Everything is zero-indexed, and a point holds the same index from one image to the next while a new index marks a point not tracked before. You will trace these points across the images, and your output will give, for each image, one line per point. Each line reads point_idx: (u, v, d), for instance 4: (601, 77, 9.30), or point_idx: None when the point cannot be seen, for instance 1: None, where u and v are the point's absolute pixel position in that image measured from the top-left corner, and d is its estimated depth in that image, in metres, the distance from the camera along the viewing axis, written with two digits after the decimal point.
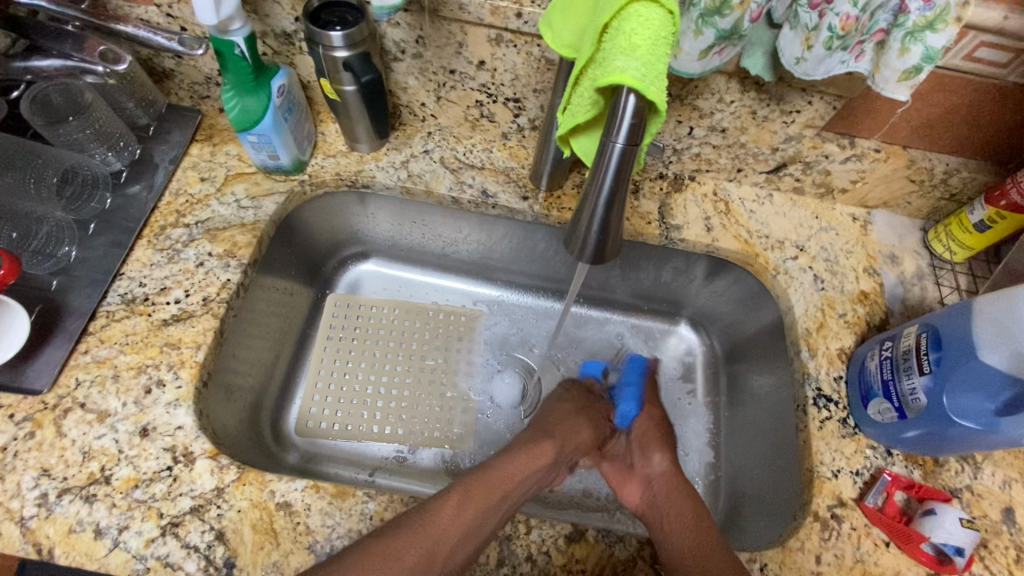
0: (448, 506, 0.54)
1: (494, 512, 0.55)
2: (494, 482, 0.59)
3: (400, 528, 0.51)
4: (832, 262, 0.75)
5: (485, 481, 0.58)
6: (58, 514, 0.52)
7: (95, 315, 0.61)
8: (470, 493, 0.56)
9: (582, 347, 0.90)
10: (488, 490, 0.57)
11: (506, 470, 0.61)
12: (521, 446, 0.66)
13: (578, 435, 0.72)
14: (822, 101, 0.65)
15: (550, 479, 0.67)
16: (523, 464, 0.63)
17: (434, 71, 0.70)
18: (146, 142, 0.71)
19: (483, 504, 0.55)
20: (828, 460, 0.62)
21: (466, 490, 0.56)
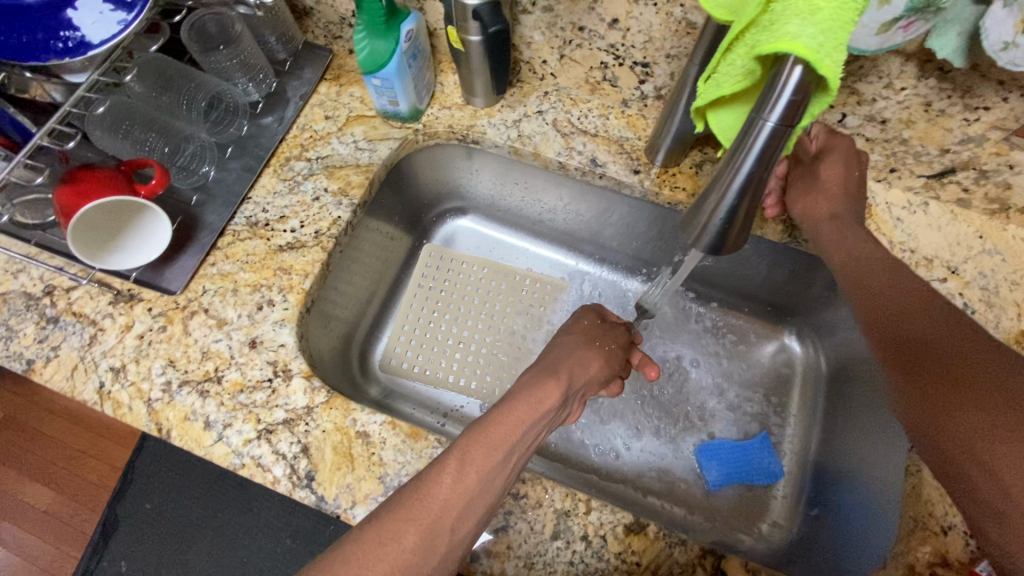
0: (446, 475, 0.47)
1: (502, 464, 0.50)
2: (496, 437, 0.51)
3: (396, 505, 0.46)
4: (990, 292, 0.64)
5: (486, 438, 0.51)
6: (177, 401, 0.59)
7: (224, 232, 0.67)
8: (474, 453, 0.49)
9: (669, 337, 0.85)
10: (490, 447, 0.50)
11: (506, 420, 0.53)
12: (524, 392, 0.58)
13: (587, 369, 0.65)
14: (1021, 99, 0.54)
15: (566, 410, 0.62)
16: (535, 408, 0.56)
17: (562, 27, 0.66)
18: (282, 76, 0.76)
19: (485, 466, 0.49)
20: (939, 512, 0.54)
21: (468, 451, 0.49)
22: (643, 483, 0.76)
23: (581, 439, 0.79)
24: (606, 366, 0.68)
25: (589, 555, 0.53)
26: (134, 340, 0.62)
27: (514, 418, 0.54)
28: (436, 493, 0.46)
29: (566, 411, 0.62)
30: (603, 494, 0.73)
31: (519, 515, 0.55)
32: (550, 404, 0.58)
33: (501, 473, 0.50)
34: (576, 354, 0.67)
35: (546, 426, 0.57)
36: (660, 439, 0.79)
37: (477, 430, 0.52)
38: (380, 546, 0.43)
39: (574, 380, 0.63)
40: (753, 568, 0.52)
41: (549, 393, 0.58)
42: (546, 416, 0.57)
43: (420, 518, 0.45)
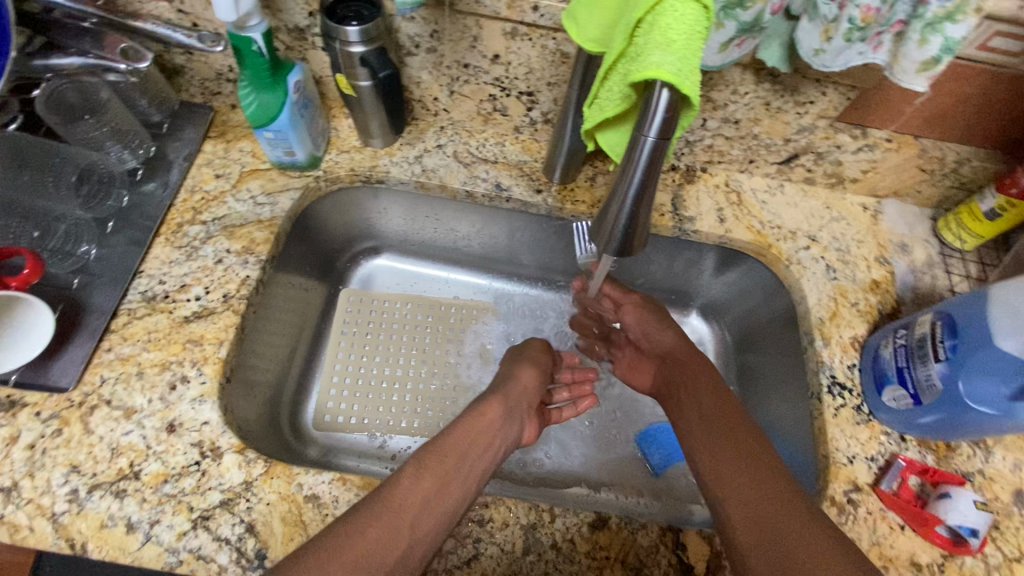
0: (406, 478, 0.53)
1: (464, 473, 0.56)
2: (451, 447, 0.57)
3: (360, 508, 0.49)
4: (844, 252, 0.75)
5: (438, 450, 0.57)
6: (89, 509, 0.52)
7: (117, 313, 0.62)
8: (431, 466, 0.55)
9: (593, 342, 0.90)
10: (443, 456, 0.56)
11: (456, 433, 0.60)
12: (477, 414, 0.64)
13: (526, 389, 0.71)
14: (835, 92, 0.66)
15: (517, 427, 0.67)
16: (496, 423, 0.63)
17: (448, 65, 0.70)
18: (160, 139, 0.72)
19: (441, 473, 0.54)
20: (844, 446, 0.63)
21: (427, 466, 0.55)
22: (595, 480, 0.79)
23: (531, 454, 0.81)
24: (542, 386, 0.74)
25: (562, 561, 0.55)
26: (23, 452, 0.54)
27: (462, 430, 0.61)
28: (401, 492, 0.51)
29: (520, 428, 0.67)
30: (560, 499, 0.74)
31: (489, 540, 0.55)
32: (504, 421, 0.64)
33: (465, 473, 0.56)
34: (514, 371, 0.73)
35: (506, 442, 0.63)
36: (603, 437, 0.83)
37: (435, 443, 0.58)
38: (340, 549, 0.45)
39: (517, 405, 0.68)
40: (708, 533, 0.57)
41: (494, 407, 0.65)
42: (500, 436, 0.63)
43: (385, 513, 0.49)
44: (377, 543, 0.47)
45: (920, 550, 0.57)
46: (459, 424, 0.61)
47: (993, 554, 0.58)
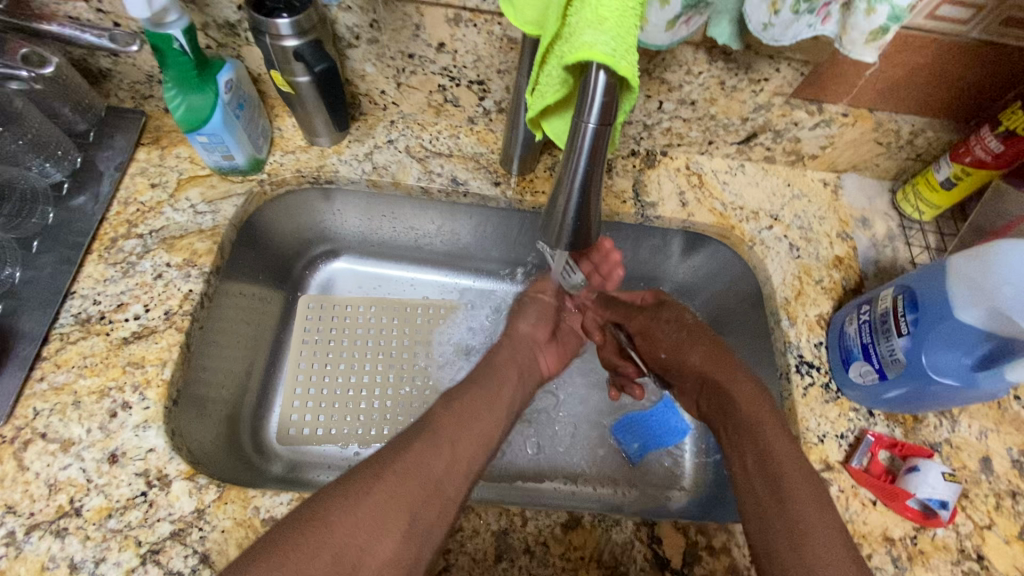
0: (432, 433, 0.54)
1: (479, 419, 0.57)
2: (476, 407, 0.59)
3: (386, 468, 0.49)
4: (807, 230, 0.75)
5: (464, 405, 0.58)
6: (27, 552, 0.49)
7: (48, 338, 0.58)
8: (442, 416, 0.56)
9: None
10: (467, 412, 0.57)
11: (473, 388, 0.61)
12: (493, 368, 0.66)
13: (520, 334, 0.73)
14: (789, 68, 0.65)
15: (531, 360, 0.71)
16: (499, 376, 0.65)
17: (392, 56, 0.67)
18: (87, 149, 0.67)
19: (466, 435, 0.55)
20: (814, 425, 0.63)
21: (440, 416, 0.56)
22: (571, 475, 0.78)
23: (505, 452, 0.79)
24: (543, 324, 0.75)
25: (536, 566, 0.53)
26: None
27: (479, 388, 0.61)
28: (417, 440, 0.53)
29: (530, 376, 0.70)
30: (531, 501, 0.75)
31: (459, 550, 0.53)
32: (513, 374, 0.66)
33: (479, 419, 0.57)
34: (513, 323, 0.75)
35: (516, 389, 0.65)
36: (578, 430, 0.82)
37: (447, 397, 0.59)
38: (365, 492, 0.47)
39: (520, 350, 0.71)
40: (683, 524, 0.56)
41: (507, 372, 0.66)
42: (510, 379, 0.65)
43: (405, 457, 0.50)
44: (401, 485, 0.48)
45: (892, 524, 0.58)
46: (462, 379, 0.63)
47: (963, 522, 0.58)
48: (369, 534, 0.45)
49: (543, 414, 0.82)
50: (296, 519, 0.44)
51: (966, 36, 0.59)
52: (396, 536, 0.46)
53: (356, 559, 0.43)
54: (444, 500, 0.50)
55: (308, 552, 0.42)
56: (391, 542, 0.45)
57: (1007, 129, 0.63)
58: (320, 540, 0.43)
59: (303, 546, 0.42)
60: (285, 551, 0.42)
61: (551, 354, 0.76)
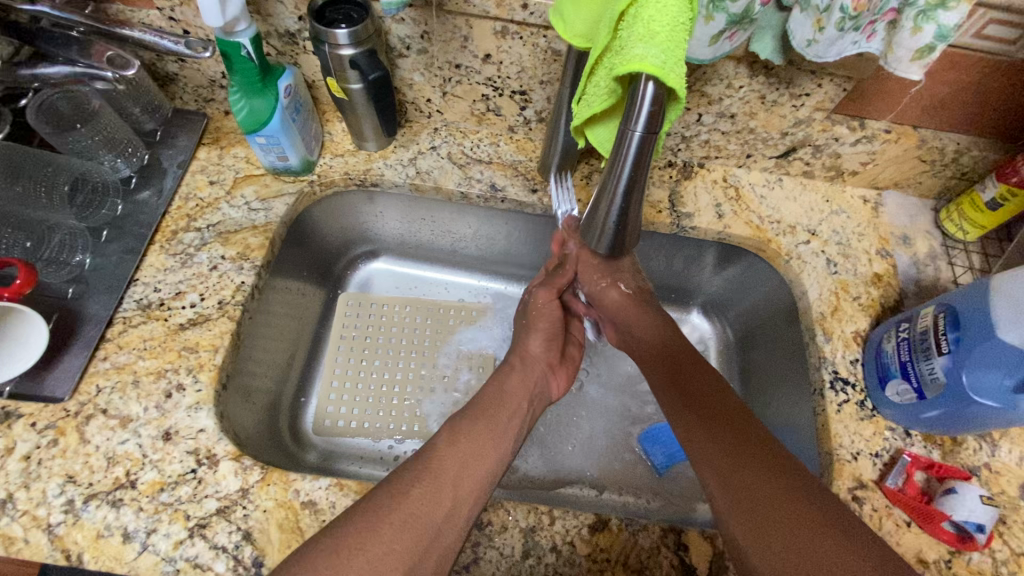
0: (438, 463, 0.52)
1: (478, 461, 0.55)
2: (481, 437, 0.57)
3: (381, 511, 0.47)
4: (845, 246, 0.75)
5: (468, 435, 0.56)
6: (85, 520, 0.52)
7: (112, 321, 0.62)
8: (445, 460, 0.53)
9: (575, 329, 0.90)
10: (472, 444, 0.56)
11: (479, 420, 0.59)
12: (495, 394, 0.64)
13: (532, 356, 0.71)
14: (831, 84, 0.65)
15: (540, 391, 0.69)
16: (503, 410, 0.62)
17: (439, 66, 0.70)
18: (153, 147, 0.72)
19: (468, 468, 0.53)
20: (847, 442, 0.62)
21: (442, 461, 0.53)
22: (597, 481, 0.79)
23: (533, 455, 0.80)
24: (553, 344, 0.73)
25: (562, 565, 0.54)
26: (20, 463, 0.54)
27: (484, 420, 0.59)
28: (412, 481, 0.50)
29: (540, 403, 0.68)
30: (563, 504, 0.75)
31: (487, 544, 0.54)
32: (522, 404, 0.64)
33: (479, 462, 0.55)
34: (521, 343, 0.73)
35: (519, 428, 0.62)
36: (605, 436, 0.82)
37: (450, 435, 0.56)
38: (358, 550, 0.44)
39: (531, 373, 0.69)
40: (710, 534, 0.56)
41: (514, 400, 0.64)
42: (514, 414, 0.62)
43: (403, 506, 0.47)
44: (396, 539, 0.45)
45: (927, 546, 0.56)
46: (466, 412, 0.60)
47: (1002, 549, 0.57)
48: None
49: (570, 419, 0.83)
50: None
51: (1016, 55, 0.59)
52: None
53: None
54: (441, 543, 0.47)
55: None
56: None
57: None
58: None
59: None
60: None
61: (561, 375, 0.73)
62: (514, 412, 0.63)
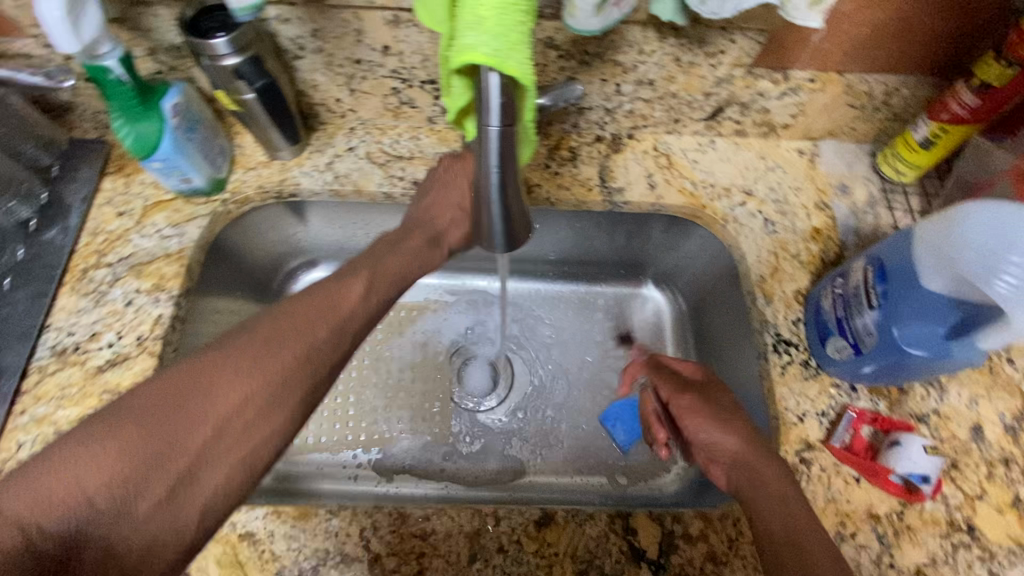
0: (352, 292, 0.56)
1: (380, 309, 0.58)
2: (393, 268, 0.60)
3: (274, 315, 0.52)
4: (782, 203, 0.73)
5: (384, 266, 0.60)
6: None
7: (27, 372, 0.59)
8: (348, 292, 0.55)
9: (523, 313, 0.89)
10: (389, 276, 0.59)
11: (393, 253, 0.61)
12: (407, 227, 0.63)
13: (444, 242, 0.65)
14: (742, 37, 0.63)
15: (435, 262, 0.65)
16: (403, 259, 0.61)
17: (340, 63, 0.66)
18: (53, 183, 0.69)
19: (383, 297, 0.59)
20: (793, 405, 0.61)
21: (343, 296, 0.55)
22: (561, 463, 0.79)
23: (494, 449, 0.80)
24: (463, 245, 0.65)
25: (509, 564, 0.53)
26: None
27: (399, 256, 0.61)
28: (300, 316, 0.52)
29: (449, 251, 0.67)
30: (547, 498, 0.76)
31: (432, 553, 0.53)
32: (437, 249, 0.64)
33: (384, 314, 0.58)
34: (424, 214, 0.65)
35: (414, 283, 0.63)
36: (567, 419, 0.81)
37: (365, 280, 0.57)
38: (248, 365, 0.48)
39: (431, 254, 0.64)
40: (658, 513, 0.56)
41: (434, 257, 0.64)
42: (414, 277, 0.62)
43: (296, 344, 0.50)
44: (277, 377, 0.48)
45: (876, 501, 0.56)
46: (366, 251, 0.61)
47: (952, 494, 0.57)
48: (248, 414, 0.47)
49: (528, 406, 0.82)
50: (147, 401, 0.44)
51: None
52: (273, 430, 0.48)
53: (244, 471, 0.46)
54: (322, 383, 0.52)
55: (184, 427, 0.44)
56: (280, 416, 0.48)
57: (984, 82, 0.61)
58: (196, 415, 0.45)
59: (140, 448, 0.42)
60: (153, 408, 0.44)
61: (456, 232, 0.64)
62: (412, 263, 0.62)
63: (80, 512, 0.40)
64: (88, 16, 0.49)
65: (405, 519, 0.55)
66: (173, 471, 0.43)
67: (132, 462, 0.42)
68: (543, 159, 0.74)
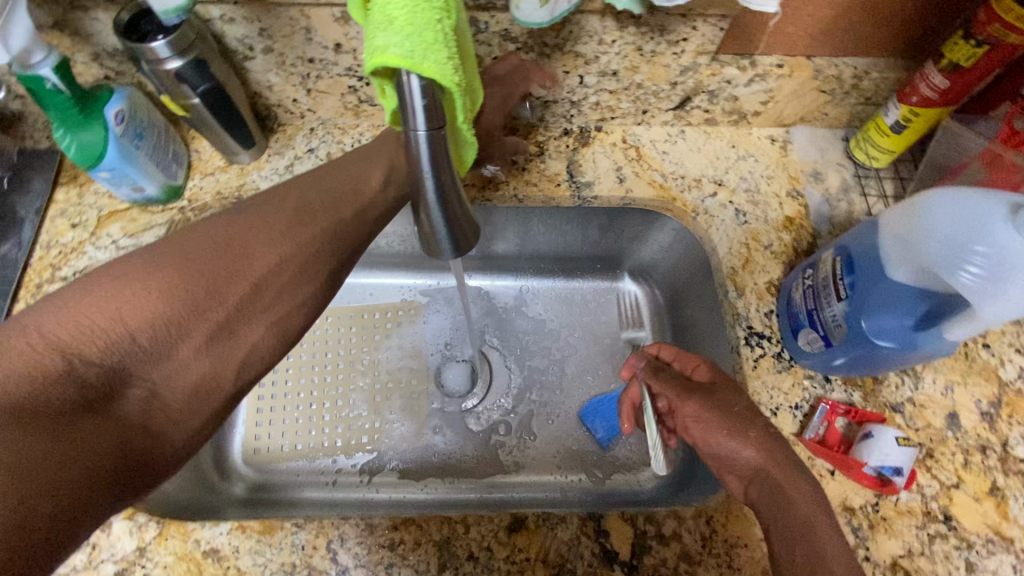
0: (373, 175, 0.56)
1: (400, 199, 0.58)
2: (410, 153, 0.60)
3: (294, 193, 0.52)
4: (754, 192, 0.71)
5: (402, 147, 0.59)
6: None
7: None
8: (366, 175, 0.55)
9: (500, 311, 0.87)
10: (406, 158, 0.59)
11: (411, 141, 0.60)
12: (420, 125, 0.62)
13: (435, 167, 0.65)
14: (706, 25, 0.60)
15: None
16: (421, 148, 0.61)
17: (292, 63, 0.64)
18: (4, 197, 0.67)
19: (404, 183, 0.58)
20: (766, 399, 0.60)
21: (362, 176, 0.55)
22: (543, 460, 0.78)
23: (474, 448, 0.79)
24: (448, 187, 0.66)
25: (480, 572, 0.52)
26: None
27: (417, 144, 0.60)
28: (327, 192, 0.53)
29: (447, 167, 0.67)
30: (531, 498, 0.75)
31: (401, 563, 0.52)
32: None
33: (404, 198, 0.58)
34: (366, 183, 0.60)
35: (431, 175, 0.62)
36: (546, 417, 0.80)
37: (384, 167, 0.56)
38: (271, 236, 0.49)
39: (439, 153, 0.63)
40: (630, 514, 0.55)
41: None
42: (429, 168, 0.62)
43: (315, 220, 0.51)
44: (301, 252, 0.50)
45: (851, 494, 0.56)
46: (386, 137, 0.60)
47: (928, 484, 0.56)
48: (274, 283, 0.49)
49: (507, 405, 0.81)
50: (171, 245, 0.46)
51: None
52: (303, 297, 0.50)
53: (275, 331, 0.50)
54: (342, 264, 0.53)
55: (207, 277, 0.46)
56: (306, 287, 0.50)
57: (952, 62, 0.59)
58: (220, 275, 0.46)
59: (183, 293, 0.44)
60: (179, 257, 0.45)
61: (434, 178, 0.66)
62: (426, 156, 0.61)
63: (125, 337, 0.41)
64: (19, 26, 0.47)
65: (373, 529, 0.54)
66: (210, 324, 0.45)
67: (173, 307, 0.43)
68: (509, 155, 0.72)
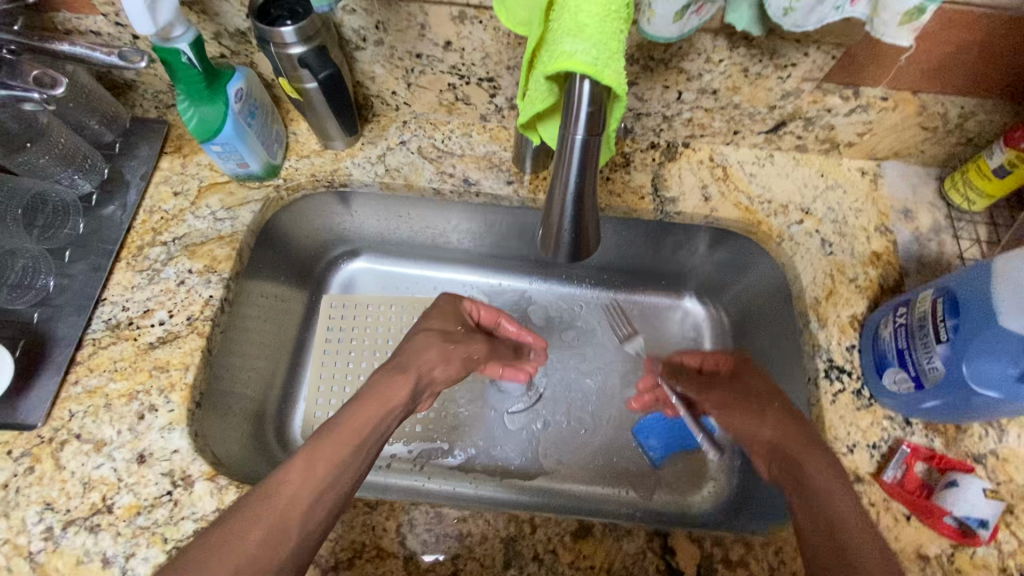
0: (292, 470, 0.48)
1: (336, 481, 0.50)
2: (352, 432, 0.53)
3: (234, 513, 0.46)
4: (840, 223, 0.70)
5: (332, 436, 0.52)
6: (64, 547, 0.52)
7: (83, 342, 0.61)
8: (290, 470, 0.48)
9: (562, 317, 0.87)
10: (343, 440, 0.51)
11: (356, 418, 0.54)
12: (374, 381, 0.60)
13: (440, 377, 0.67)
14: (818, 52, 0.60)
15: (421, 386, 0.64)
16: (374, 409, 0.56)
17: (400, 56, 0.66)
18: (114, 159, 0.70)
19: (335, 460, 0.50)
20: (843, 434, 0.59)
21: (286, 467, 0.48)
22: (596, 470, 0.77)
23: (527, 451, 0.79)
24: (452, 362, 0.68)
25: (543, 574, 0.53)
26: None
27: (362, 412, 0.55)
28: (259, 506, 0.46)
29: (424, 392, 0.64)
30: (582, 509, 0.75)
31: (466, 556, 0.53)
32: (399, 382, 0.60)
33: (342, 478, 0.50)
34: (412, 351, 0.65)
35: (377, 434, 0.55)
36: (601, 428, 0.80)
37: (309, 453, 0.50)
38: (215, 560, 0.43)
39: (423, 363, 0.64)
40: (697, 534, 0.54)
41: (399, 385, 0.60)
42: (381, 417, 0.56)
43: (238, 541, 0.44)
44: (260, 549, 0.44)
45: (927, 541, 0.54)
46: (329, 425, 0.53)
47: (1010, 540, 0.55)
48: None
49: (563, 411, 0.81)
50: None
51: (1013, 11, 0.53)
52: None
53: None
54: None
55: None
56: None
57: None
58: None
59: None
60: None
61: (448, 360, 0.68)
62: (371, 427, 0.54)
63: None
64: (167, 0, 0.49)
65: (440, 519, 0.54)
66: None
67: None
68: None
